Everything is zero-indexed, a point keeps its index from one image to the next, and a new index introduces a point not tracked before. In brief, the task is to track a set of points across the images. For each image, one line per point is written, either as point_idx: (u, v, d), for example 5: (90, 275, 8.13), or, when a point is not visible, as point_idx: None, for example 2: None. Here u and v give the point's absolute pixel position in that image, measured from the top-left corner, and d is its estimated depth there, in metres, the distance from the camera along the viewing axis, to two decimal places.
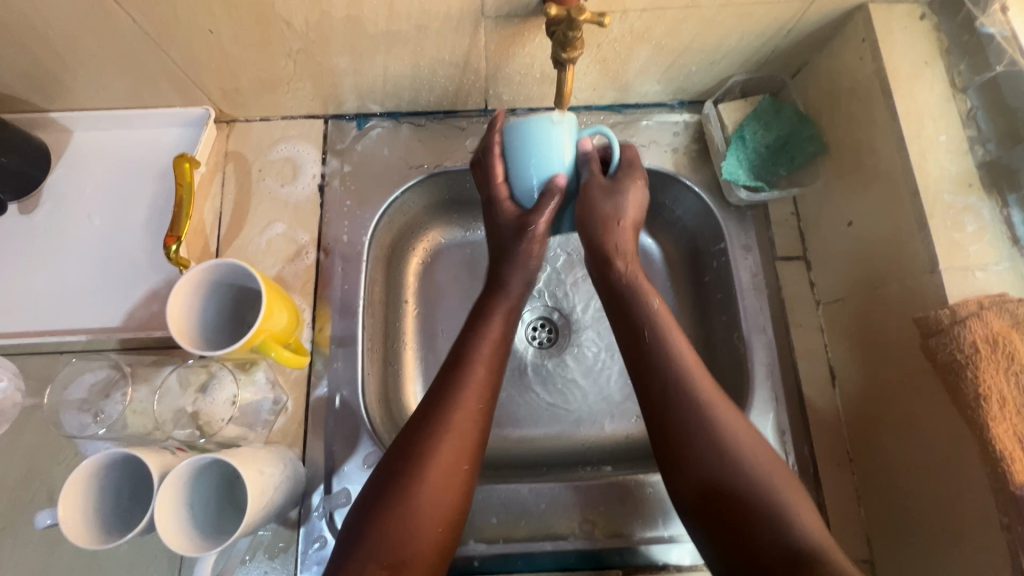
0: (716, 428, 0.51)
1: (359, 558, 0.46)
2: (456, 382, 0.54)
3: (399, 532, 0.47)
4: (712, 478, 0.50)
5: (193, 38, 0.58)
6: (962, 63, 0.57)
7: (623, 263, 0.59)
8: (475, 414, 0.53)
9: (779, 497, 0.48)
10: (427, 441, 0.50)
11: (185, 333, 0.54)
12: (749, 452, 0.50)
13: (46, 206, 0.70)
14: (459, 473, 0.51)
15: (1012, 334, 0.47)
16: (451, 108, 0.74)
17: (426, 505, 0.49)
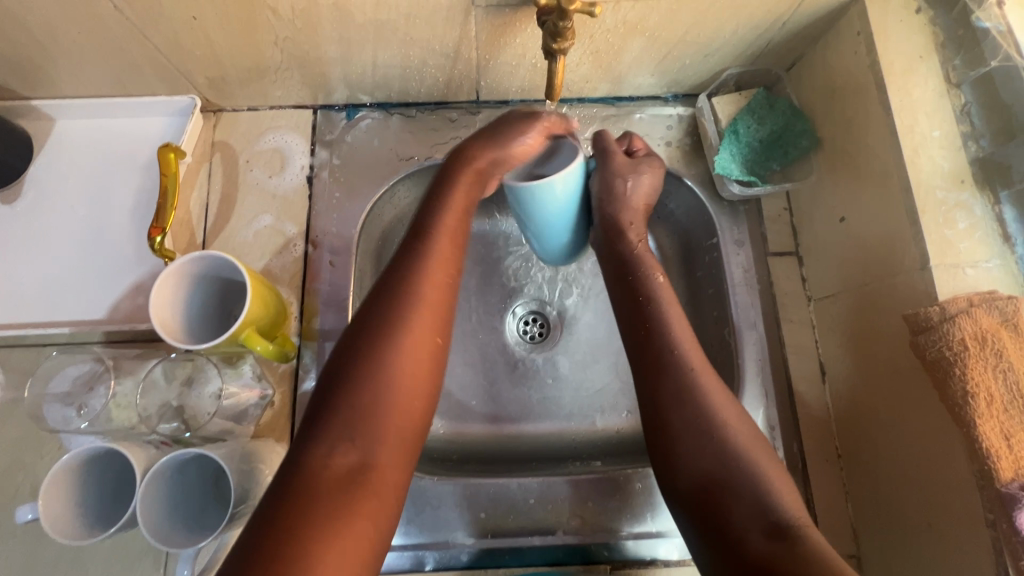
0: (709, 414, 0.51)
1: (320, 452, 0.42)
2: (411, 271, 0.50)
3: (365, 407, 0.44)
4: (703, 462, 0.49)
5: (177, 25, 0.57)
6: (957, 57, 0.57)
7: (635, 235, 0.61)
8: (434, 309, 0.49)
9: (765, 478, 0.47)
10: (376, 335, 0.47)
11: (169, 326, 0.53)
12: (737, 435, 0.50)
13: (28, 197, 0.68)
14: (418, 363, 0.47)
15: (1001, 331, 0.47)
16: (442, 99, 0.73)
17: (394, 374, 0.45)
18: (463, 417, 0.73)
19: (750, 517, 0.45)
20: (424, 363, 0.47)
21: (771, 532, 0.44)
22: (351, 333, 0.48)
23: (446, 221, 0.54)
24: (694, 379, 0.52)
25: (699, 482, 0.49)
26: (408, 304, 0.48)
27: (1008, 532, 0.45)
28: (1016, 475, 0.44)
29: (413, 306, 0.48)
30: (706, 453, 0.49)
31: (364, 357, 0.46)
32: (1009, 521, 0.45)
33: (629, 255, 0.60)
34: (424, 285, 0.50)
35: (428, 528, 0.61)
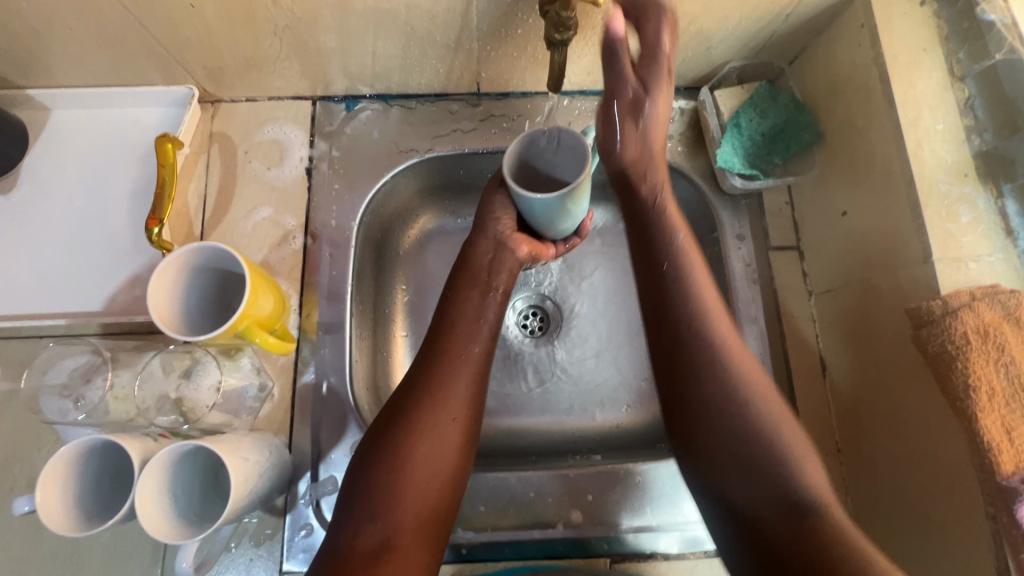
0: (736, 387, 0.49)
1: (349, 534, 0.47)
2: (443, 369, 0.54)
3: (385, 513, 0.48)
4: (730, 444, 0.49)
5: (175, 14, 0.56)
6: (961, 51, 0.56)
7: (648, 189, 0.58)
8: (463, 396, 0.53)
9: (783, 445, 0.48)
10: (410, 421, 0.51)
11: (166, 317, 0.53)
12: (760, 410, 0.49)
13: (24, 187, 0.68)
14: (446, 465, 0.51)
15: (1003, 325, 0.47)
16: (443, 91, 0.72)
17: (410, 505, 0.49)
18: None
19: (760, 489, 0.47)
20: (456, 447, 0.51)
21: (786, 510, 0.46)
22: (391, 408, 0.53)
23: (475, 335, 0.57)
24: (720, 353, 0.51)
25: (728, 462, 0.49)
26: (439, 396, 0.52)
27: (1009, 525, 0.45)
28: (1017, 468, 0.44)
29: (439, 422, 0.51)
30: (726, 426, 0.49)
31: (396, 447, 0.50)
32: (1010, 513, 0.44)
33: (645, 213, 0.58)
34: (456, 380, 0.53)
35: None
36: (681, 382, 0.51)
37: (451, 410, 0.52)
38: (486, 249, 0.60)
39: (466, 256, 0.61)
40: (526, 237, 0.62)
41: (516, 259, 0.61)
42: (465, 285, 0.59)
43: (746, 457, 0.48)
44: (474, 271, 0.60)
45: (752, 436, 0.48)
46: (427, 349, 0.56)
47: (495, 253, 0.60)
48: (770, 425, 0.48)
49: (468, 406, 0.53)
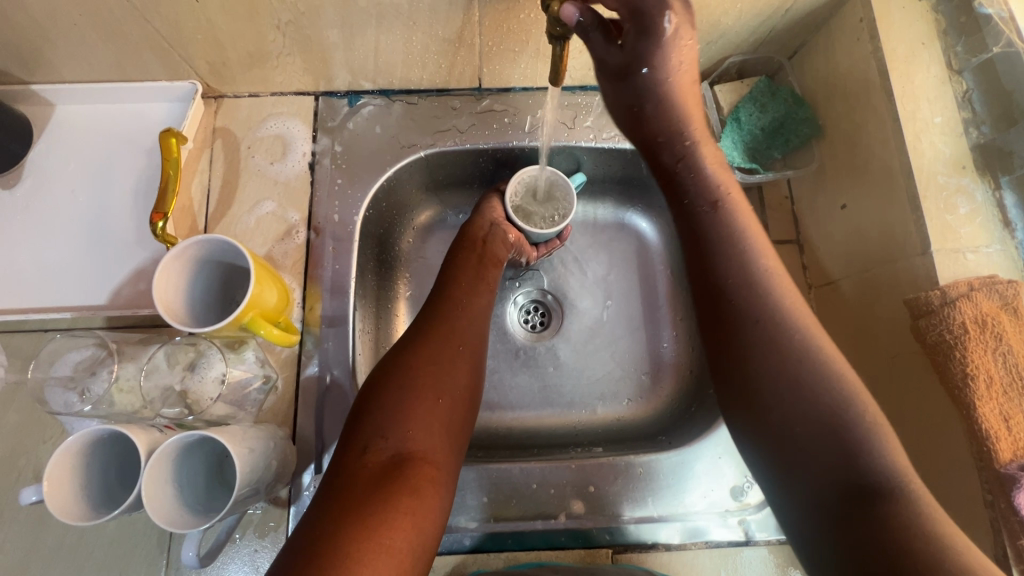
0: (808, 372, 0.44)
1: (360, 450, 0.47)
2: (445, 309, 0.59)
3: (400, 424, 0.49)
4: (805, 416, 0.43)
5: (180, 9, 0.56)
6: (959, 44, 0.57)
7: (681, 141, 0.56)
8: (466, 326, 0.58)
9: (866, 436, 0.41)
10: (420, 351, 0.54)
11: (172, 309, 0.53)
12: (851, 434, 0.42)
13: (29, 182, 0.68)
14: (459, 390, 0.53)
15: (1000, 315, 0.47)
16: (445, 87, 0.73)
17: (423, 416, 0.50)
18: None
19: (821, 480, 0.42)
20: (467, 372, 0.55)
21: (852, 495, 0.40)
22: (398, 347, 0.55)
23: (473, 285, 0.63)
24: (796, 363, 0.45)
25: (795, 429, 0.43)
26: (448, 330, 0.57)
27: (1007, 512, 0.45)
28: (1015, 456, 0.45)
29: (446, 347, 0.55)
30: (775, 383, 0.45)
31: (406, 373, 0.52)
32: (1008, 501, 0.45)
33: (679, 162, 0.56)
34: (458, 317, 0.59)
35: None
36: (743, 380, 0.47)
37: (460, 330, 0.57)
38: (481, 225, 0.69)
39: (462, 238, 0.69)
40: (513, 225, 0.70)
41: (505, 237, 0.69)
42: (462, 249, 0.67)
43: (822, 448, 0.42)
44: (472, 240, 0.68)
45: (814, 404, 0.43)
46: (432, 301, 0.61)
47: (488, 229, 0.68)
48: (822, 385, 0.43)
49: (473, 340, 0.58)
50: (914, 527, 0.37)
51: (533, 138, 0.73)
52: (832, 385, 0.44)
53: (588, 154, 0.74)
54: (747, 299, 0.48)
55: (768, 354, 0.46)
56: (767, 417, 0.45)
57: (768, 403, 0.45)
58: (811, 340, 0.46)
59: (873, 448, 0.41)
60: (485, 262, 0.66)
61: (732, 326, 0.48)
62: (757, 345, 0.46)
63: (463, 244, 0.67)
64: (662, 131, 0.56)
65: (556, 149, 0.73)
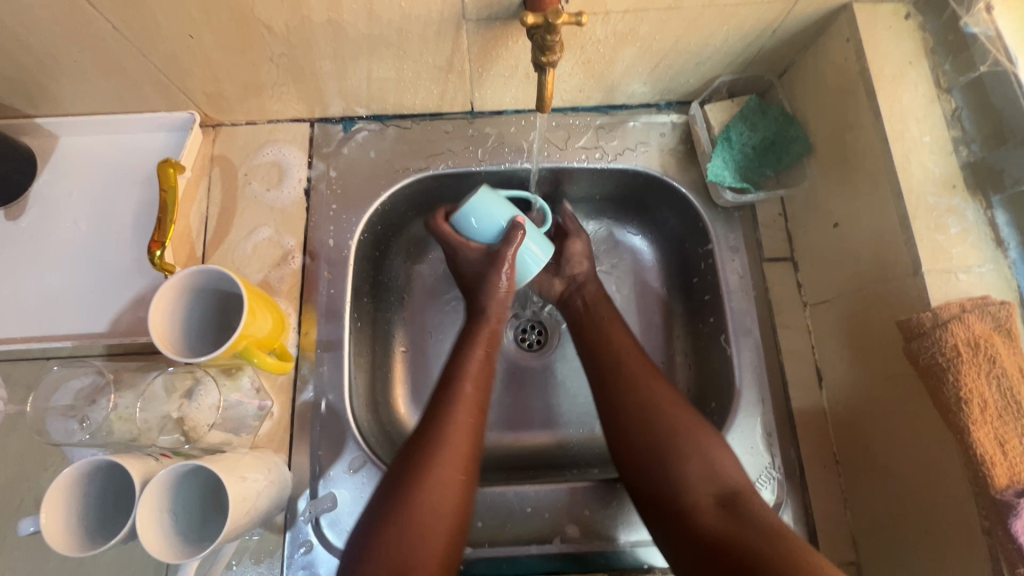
0: (676, 438, 0.56)
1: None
2: (442, 417, 0.56)
3: (393, 565, 0.48)
4: (682, 488, 0.54)
5: (176, 45, 0.58)
6: (947, 62, 0.57)
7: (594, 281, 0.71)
8: (464, 437, 0.55)
9: (710, 461, 0.55)
10: (416, 474, 0.52)
11: (167, 338, 0.54)
12: (694, 465, 0.55)
13: (33, 212, 0.70)
14: (448, 514, 0.52)
15: (993, 337, 0.47)
16: (437, 111, 0.74)
17: (416, 551, 0.49)
18: None
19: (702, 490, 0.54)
20: (458, 496, 0.53)
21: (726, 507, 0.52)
22: (397, 466, 0.54)
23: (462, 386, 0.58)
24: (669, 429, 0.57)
25: (663, 480, 0.55)
26: (435, 453, 0.54)
27: (1004, 539, 0.44)
28: (1011, 482, 0.44)
29: (442, 467, 0.53)
30: (638, 419, 0.58)
31: (401, 501, 0.51)
32: (1005, 527, 0.44)
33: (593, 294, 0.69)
34: (451, 435, 0.55)
35: None
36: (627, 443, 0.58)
37: (455, 449, 0.54)
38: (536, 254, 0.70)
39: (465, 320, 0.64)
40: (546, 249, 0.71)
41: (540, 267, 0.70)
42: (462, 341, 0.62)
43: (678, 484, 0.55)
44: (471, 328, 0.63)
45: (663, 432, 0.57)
46: (429, 406, 0.57)
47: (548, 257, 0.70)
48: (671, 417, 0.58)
49: (469, 448, 0.55)
50: (765, 520, 0.50)
51: (527, 158, 0.73)
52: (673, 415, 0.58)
53: (581, 173, 0.74)
54: (628, 382, 0.61)
55: (649, 420, 0.58)
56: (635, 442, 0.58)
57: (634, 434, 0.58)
58: (671, 408, 0.58)
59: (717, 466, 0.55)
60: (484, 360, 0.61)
61: (639, 425, 0.58)
62: (635, 421, 0.58)
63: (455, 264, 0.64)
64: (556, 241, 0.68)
65: (546, 170, 0.74)
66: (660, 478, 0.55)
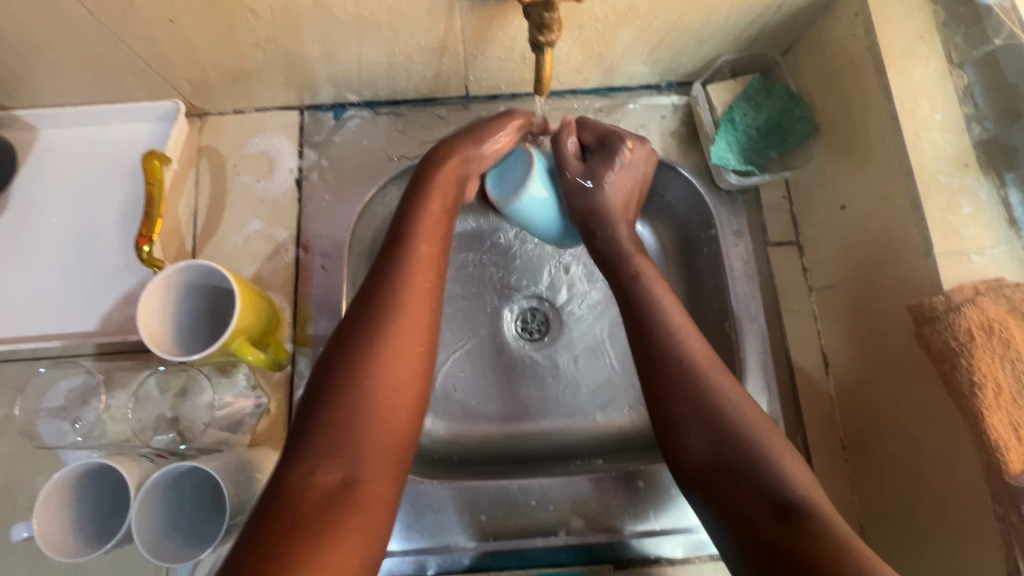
0: (725, 423, 0.48)
1: (305, 469, 0.41)
2: (390, 285, 0.50)
3: (347, 437, 0.43)
4: (699, 425, 0.48)
5: (155, 30, 0.55)
6: (958, 36, 0.55)
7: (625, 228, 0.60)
8: (419, 306, 0.50)
9: (774, 459, 0.45)
10: (367, 341, 0.47)
11: (158, 337, 0.53)
12: (745, 472, 0.45)
13: (16, 208, 0.67)
14: (402, 393, 0.46)
15: (1008, 319, 0.46)
16: (431, 96, 0.72)
17: (379, 408, 0.45)
18: (464, 418, 0.72)
19: (755, 504, 0.44)
20: (415, 373, 0.47)
21: (778, 515, 0.42)
22: (337, 344, 0.48)
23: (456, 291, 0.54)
24: (715, 408, 0.48)
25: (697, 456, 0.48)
26: (386, 311, 0.49)
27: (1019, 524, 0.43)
28: None
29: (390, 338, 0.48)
30: (682, 402, 0.49)
31: (347, 373, 0.45)
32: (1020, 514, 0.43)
33: (608, 248, 0.60)
34: (405, 295, 0.50)
35: (430, 533, 0.60)
36: (667, 426, 0.50)
37: (415, 310, 0.50)
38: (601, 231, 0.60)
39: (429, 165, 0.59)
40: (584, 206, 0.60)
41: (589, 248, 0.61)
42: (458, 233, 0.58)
43: (730, 484, 0.46)
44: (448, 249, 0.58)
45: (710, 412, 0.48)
46: (371, 286, 0.51)
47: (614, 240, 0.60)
48: (716, 399, 0.49)
49: (425, 330, 0.49)
50: (828, 538, 0.39)
51: None
52: (728, 401, 0.49)
53: None
54: (666, 341, 0.52)
55: (693, 400, 0.49)
56: (676, 427, 0.49)
57: (676, 417, 0.49)
58: (716, 378, 0.50)
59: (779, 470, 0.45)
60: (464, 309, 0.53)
61: (649, 358, 0.53)
62: (684, 386, 0.50)
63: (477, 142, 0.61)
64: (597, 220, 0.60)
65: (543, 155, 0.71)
66: (672, 412, 0.50)
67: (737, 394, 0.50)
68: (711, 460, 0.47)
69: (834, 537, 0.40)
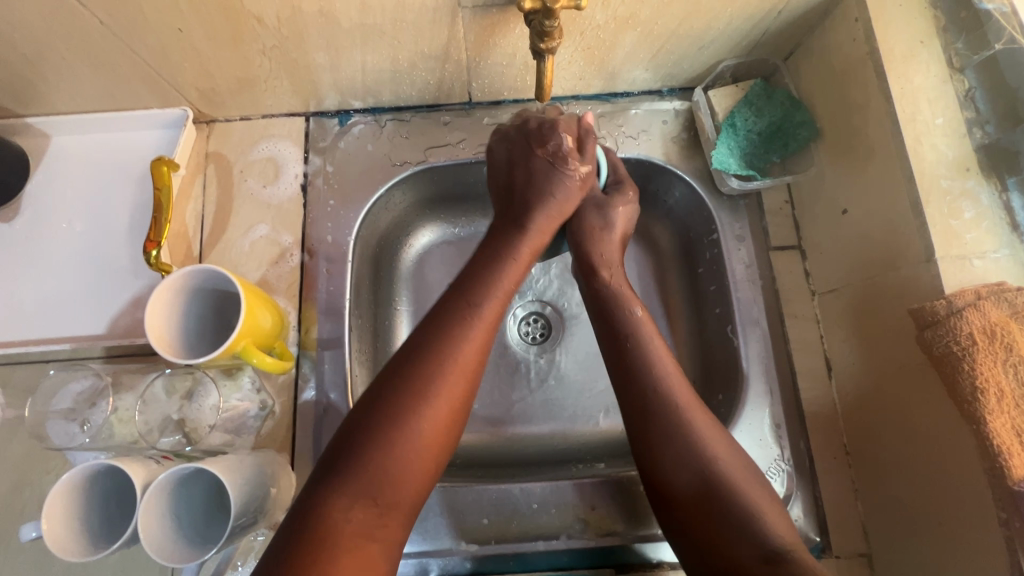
0: (716, 472, 0.49)
1: (340, 506, 0.43)
2: (457, 333, 0.50)
3: (383, 474, 0.44)
4: (687, 468, 0.50)
5: (165, 39, 0.57)
6: (959, 41, 0.55)
7: (608, 273, 0.62)
8: (473, 351, 0.50)
9: (754, 507, 0.48)
10: (416, 381, 0.48)
11: (165, 340, 0.54)
12: (737, 523, 0.47)
13: (28, 213, 0.69)
14: (441, 434, 0.48)
15: (1010, 324, 0.46)
16: (435, 102, 0.72)
17: (418, 447, 0.46)
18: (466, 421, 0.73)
19: (747, 550, 0.45)
20: (452, 423, 0.48)
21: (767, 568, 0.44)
22: (382, 381, 0.48)
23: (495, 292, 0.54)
24: (707, 458, 0.50)
25: (690, 487, 0.49)
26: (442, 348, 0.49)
27: None
28: None
29: (441, 390, 0.48)
30: (660, 442, 0.51)
31: (390, 415, 0.46)
32: None
33: (604, 288, 0.61)
34: (460, 335, 0.50)
35: (431, 535, 0.61)
36: (658, 470, 0.51)
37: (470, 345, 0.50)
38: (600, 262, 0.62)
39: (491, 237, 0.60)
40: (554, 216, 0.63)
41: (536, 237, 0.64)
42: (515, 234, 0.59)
43: (721, 529, 0.47)
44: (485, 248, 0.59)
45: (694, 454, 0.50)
46: (432, 324, 0.51)
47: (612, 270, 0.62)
48: (695, 440, 0.50)
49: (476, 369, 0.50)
50: None
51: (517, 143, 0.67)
52: (706, 446, 0.50)
53: None
54: (645, 376, 0.54)
55: (683, 446, 0.50)
56: (662, 466, 0.51)
57: (662, 461, 0.51)
58: (697, 420, 0.51)
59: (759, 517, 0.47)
60: (495, 313, 0.53)
61: (639, 402, 0.53)
62: (666, 431, 0.51)
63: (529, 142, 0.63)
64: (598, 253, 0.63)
65: None
66: (653, 445, 0.51)
67: (716, 435, 0.51)
68: (704, 501, 0.48)
69: None
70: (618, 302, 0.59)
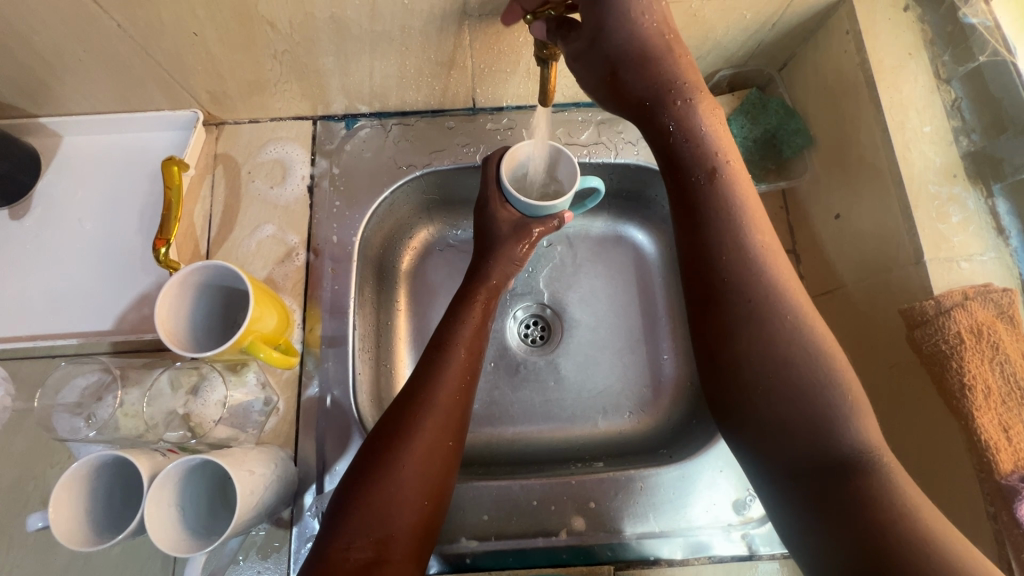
0: (799, 366, 0.46)
1: (342, 544, 0.46)
2: (436, 374, 0.55)
3: (378, 515, 0.47)
4: (764, 362, 0.46)
5: (179, 43, 0.58)
6: (946, 53, 0.57)
7: (678, 103, 0.53)
8: (452, 408, 0.54)
9: (842, 413, 0.45)
10: (401, 428, 0.51)
11: (172, 336, 0.54)
12: (824, 425, 0.44)
13: (38, 211, 0.70)
14: (429, 475, 0.50)
15: (996, 324, 0.48)
16: (439, 107, 0.74)
17: (409, 490, 0.49)
18: None
19: (807, 460, 0.44)
20: (439, 466, 0.51)
21: (829, 477, 0.43)
22: (376, 435, 0.52)
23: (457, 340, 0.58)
24: (790, 350, 0.46)
25: (760, 387, 0.46)
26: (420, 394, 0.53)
27: (1010, 524, 0.45)
28: (1015, 467, 0.45)
29: (426, 429, 0.51)
30: (750, 324, 0.47)
31: (382, 463, 0.49)
32: (1010, 513, 0.45)
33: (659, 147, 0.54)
34: (438, 381, 0.54)
35: None
36: (734, 357, 0.48)
37: (447, 393, 0.54)
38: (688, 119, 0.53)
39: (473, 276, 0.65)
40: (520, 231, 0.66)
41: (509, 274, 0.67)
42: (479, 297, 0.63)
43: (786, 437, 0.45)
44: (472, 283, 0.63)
45: (787, 347, 0.46)
46: (419, 371, 0.56)
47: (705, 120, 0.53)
48: (798, 335, 0.46)
49: (455, 412, 0.54)
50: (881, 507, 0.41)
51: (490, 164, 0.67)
52: (801, 338, 0.46)
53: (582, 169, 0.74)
54: (733, 249, 0.49)
55: (766, 329, 0.47)
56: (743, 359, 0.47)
57: (741, 350, 0.47)
58: (784, 303, 0.47)
59: (845, 427, 0.44)
60: (465, 393, 0.56)
61: (727, 275, 0.49)
62: (757, 315, 0.47)
63: (501, 239, 0.65)
64: (645, 92, 0.53)
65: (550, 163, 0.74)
66: (727, 331, 0.48)
67: (806, 318, 0.47)
68: (783, 397, 0.46)
69: (892, 501, 0.41)
70: (686, 159, 0.53)
